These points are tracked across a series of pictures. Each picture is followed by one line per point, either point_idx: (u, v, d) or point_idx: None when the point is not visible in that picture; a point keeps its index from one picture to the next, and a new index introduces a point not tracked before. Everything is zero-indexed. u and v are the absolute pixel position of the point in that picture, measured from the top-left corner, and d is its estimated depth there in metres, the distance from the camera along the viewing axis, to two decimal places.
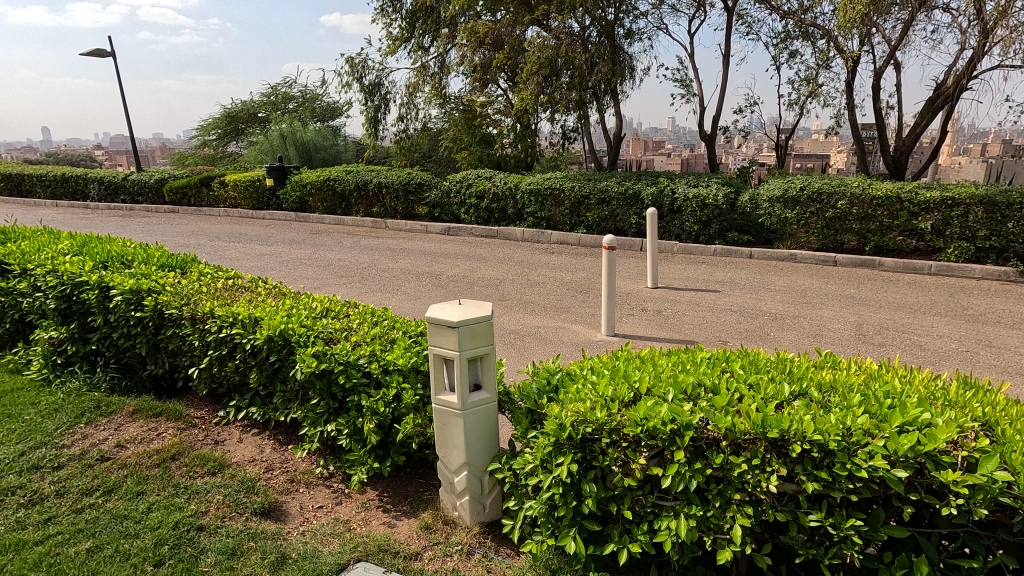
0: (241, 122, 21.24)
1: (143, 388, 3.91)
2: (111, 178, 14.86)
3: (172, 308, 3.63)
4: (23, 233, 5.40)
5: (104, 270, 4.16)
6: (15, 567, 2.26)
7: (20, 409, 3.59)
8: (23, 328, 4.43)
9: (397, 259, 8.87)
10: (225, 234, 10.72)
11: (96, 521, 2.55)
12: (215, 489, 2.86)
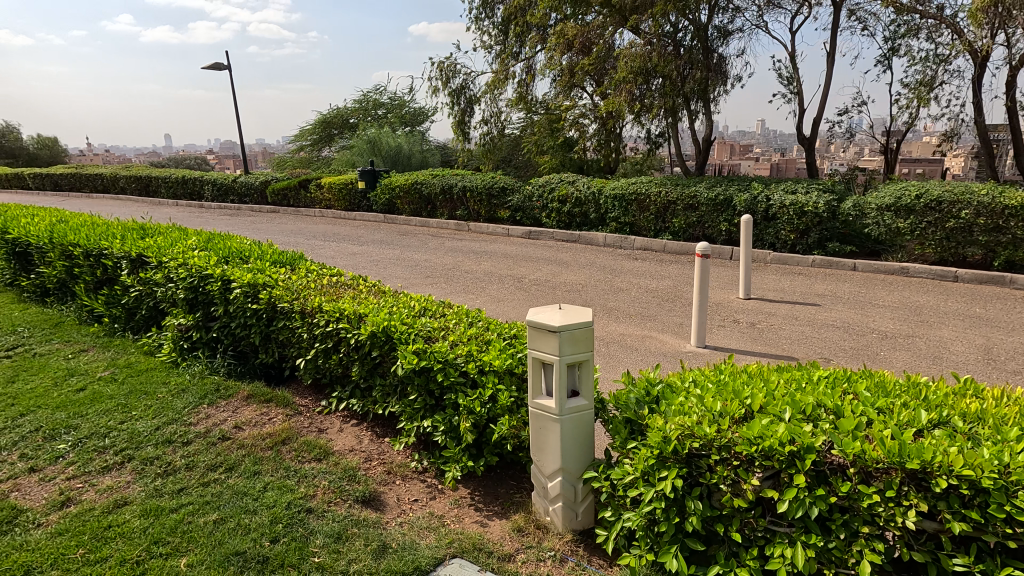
0: (335, 128, 22.53)
1: (255, 374, 4.22)
2: (223, 181, 16.24)
3: (284, 302, 3.89)
4: (157, 229, 6.01)
5: (226, 264, 4.54)
6: (156, 531, 2.51)
7: (154, 388, 3.99)
8: (155, 314, 4.93)
9: (480, 261, 9.04)
10: (320, 233, 11.39)
11: (220, 495, 2.78)
12: (321, 474, 3.03)
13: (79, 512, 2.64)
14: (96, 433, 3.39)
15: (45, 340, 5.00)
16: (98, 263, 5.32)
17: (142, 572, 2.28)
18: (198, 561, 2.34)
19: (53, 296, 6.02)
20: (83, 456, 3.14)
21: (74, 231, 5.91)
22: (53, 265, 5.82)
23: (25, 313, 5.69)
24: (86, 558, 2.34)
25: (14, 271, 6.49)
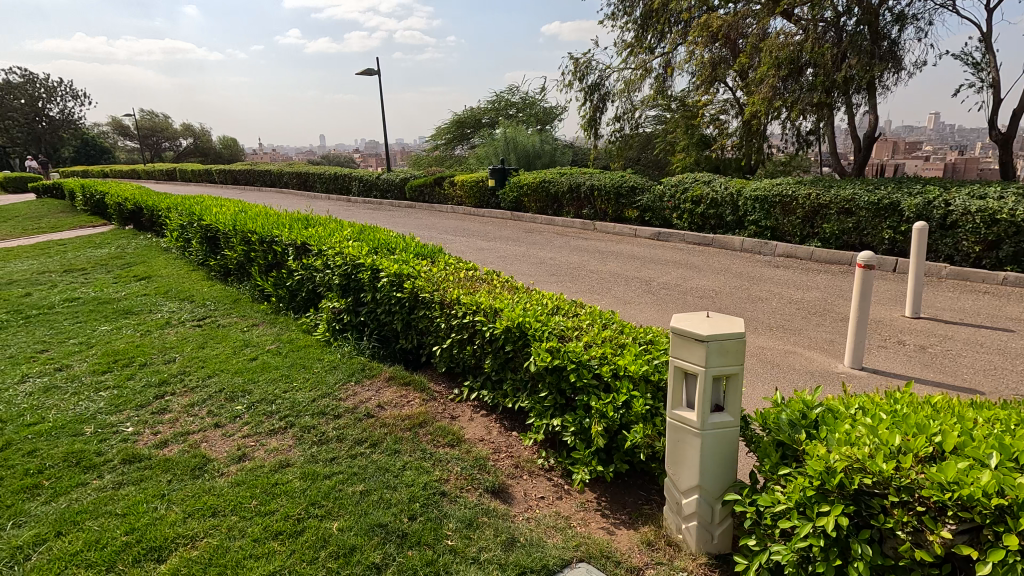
0: (468, 128, 23.49)
1: (395, 357, 4.52)
2: (368, 178, 17.68)
3: (426, 292, 4.11)
4: (318, 219, 6.69)
5: (375, 254, 4.91)
6: (312, 493, 2.78)
7: (311, 363, 4.44)
8: (314, 297, 5.48)
9: (606, 261, 8.88)
10: (452, 229, 11.96)
11: (365, 468, 3.01)
12: (453, 460, 3.16)
13: (252, 467, 3.00)
14: (266, 399, 3.85)
15: (227, 313, 5.79)
16: (270, 249, 6.03)
17: (302, 529, 2.53)
18: (348, 527, 2.55)
19: (234, 276, 6.96)
20: (256, 418, 3.58)
21: (251, 220, 6.77)
22: (234, 249, 6.71)
23: (212, 290, 6.65)
24: (257, 509, 2.65)
25: (205, 253, 7.59)
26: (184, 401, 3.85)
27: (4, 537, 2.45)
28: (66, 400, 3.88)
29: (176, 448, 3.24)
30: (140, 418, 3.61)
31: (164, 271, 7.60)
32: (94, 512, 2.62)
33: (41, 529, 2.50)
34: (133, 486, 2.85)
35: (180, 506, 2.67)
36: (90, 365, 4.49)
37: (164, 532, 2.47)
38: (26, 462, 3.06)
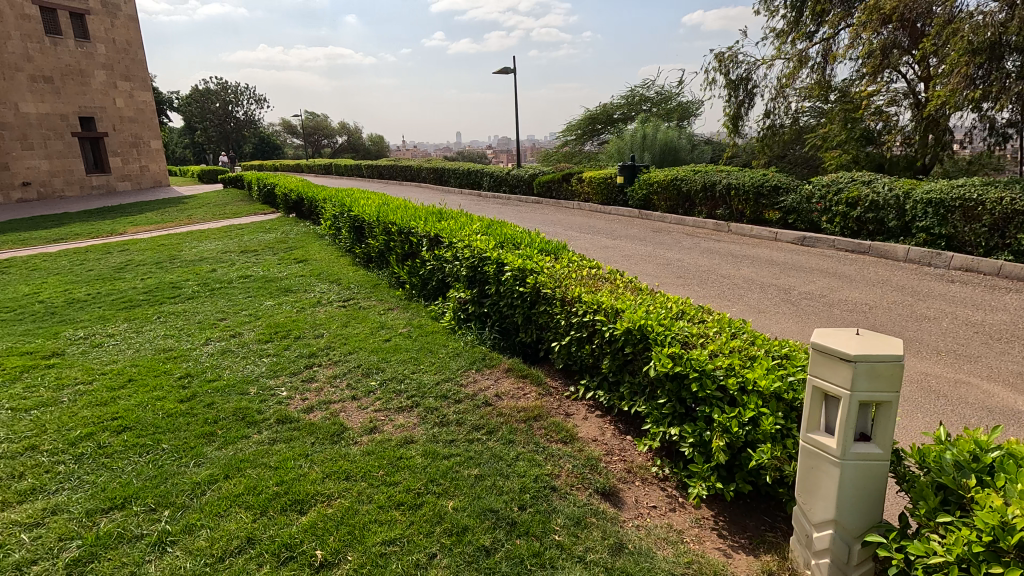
0: (599, 124, 23.20)
1: (515, 350, 4.64)
2: (499, 173, 18.25)
3: (548, 288, 4.15)
4: (451, 213, 7.06)
5: (501, 249, 5.06)
6: (432, 471, 2.96)
7: (438, 348, 4.72)
8: (443, 286, 5.80)
9: (740, 266, 8.31)
10: (577, 225, 11.94)
11: (481, 454, 3.14)
12: (565, 456, 3.18)
13: (381, 440, 3.28)
14: (396, 378, 4.17)
15: (367, 297, 6.35)
16: (407, 240, 6.48)
17: (420, 503, 2.70)
18: (462, 507, 2.68)
19: (374, 263, 7.60)
20: (387, 395, 3.89)
21: (392, 212, 7.33)
22: (376, 238, 7.31)
23: (356, 274, 7.31)
24: (383, 479, 2.89)
25: (351, 241, 8.37)
26: (328, 373, 4.30)
27: (188, 472, 2.93)
28: (236, 363, 4.52)
29: (319, 414, 3.64)
30: (292, 384, 4.09)
31: (318, 256, 8.52)
32: (254, 462, 3.03)
33: (215, 469, 2.95)
34: (284, 443, 3.25)
35: (319, 467, 2.99)
36: (256, 335, 5.18)
37: (307, 487, 2.79)
38: (206, 411, 3.62)
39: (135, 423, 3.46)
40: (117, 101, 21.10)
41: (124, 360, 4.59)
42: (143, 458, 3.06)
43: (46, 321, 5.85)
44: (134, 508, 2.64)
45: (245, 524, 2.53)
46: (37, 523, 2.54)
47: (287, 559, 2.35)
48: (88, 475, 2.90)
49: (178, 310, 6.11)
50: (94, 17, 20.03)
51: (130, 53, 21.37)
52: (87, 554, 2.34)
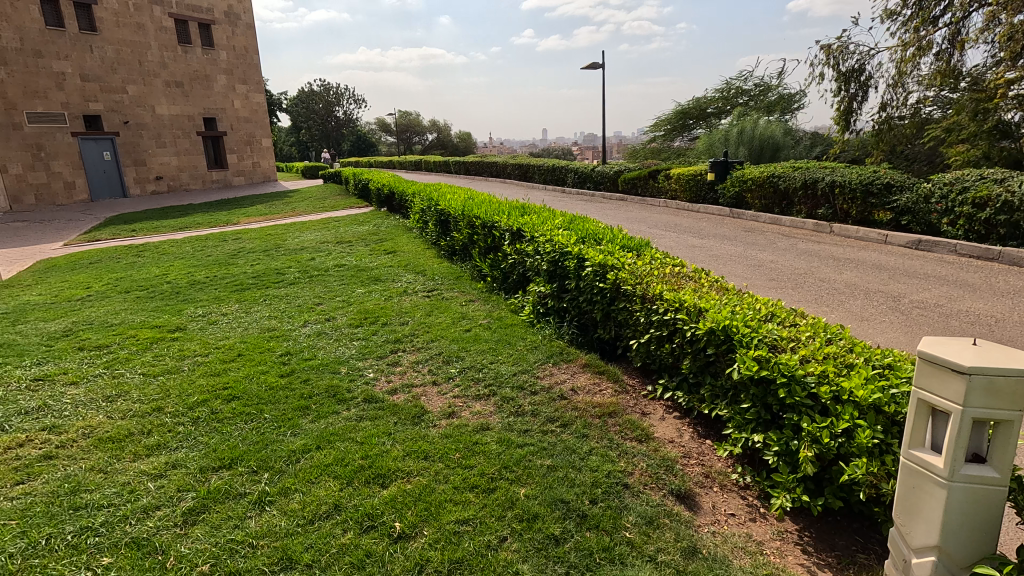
0: (691, 118, 22.37)
1: (592, 346, 4.61)
2: (583, 169, 18.11)
3: (628, 284, 4.08)
4: (534, 208, 7.12)
5: (582, 244, 5.04)
6: (505, 458, 3.03)
7: (516, 340, 4.80)
8: (523, 280, 5.88)
9: (841, 269, 7.71)
10: (662, 223, 11.61)
11: (554, 445, 3.18)
12: (640, 454, 3.13)
13: (458, 425, 3.40)
14: (475, 366, 4.29)
15: (450, 288, 6.57)
16: (489, 233, 6.62)
17: (493, 488, 2.78)
18: (533, 495, 2.73)
19: (458, 256, 7.83)
20: (465, 382, 4.02)
21: (477, 206, 7.51)
22: (461, 231, 7.53)
23: (441, 266, 7.58)
24: (459, 462, 2.99)
25: (437, 234, 8.68)
26: (411, 358, 4.51)
27: (285, 441, 3.19)
28: (329, 344, 4.85)
29: (402, 397, 3.83)
30: (379, 366, 4.33)
31: (406, 248, 8.91)
32: (342, 436, 3.25)
33: (308, 440, 3.19)
34: (369, 421, 3.46)
35: (400, 445, 3.16)
36: (348, 320, 5.53)
37: (388, 463, 2.95)
38: (302, 387, 3.93)
39: (242, 393, 3.81)
40: (235, 103, 23.17)
41: (235, 336, 5.07)
42: (248, 425, 3.38)
43: (172, 299, 6.58)
44: (238, 469, 2.92)
45: (333, 491, 2.72)
46: (161, 474, 2.88)
47: (368, 528, 2.51)
48: (202, 437, 3.24)
49: (280, 294, 6.64)
50: (219, 26, 22.11)
51: (247, 58, 23.37)
52: (200, 505, 2.63)
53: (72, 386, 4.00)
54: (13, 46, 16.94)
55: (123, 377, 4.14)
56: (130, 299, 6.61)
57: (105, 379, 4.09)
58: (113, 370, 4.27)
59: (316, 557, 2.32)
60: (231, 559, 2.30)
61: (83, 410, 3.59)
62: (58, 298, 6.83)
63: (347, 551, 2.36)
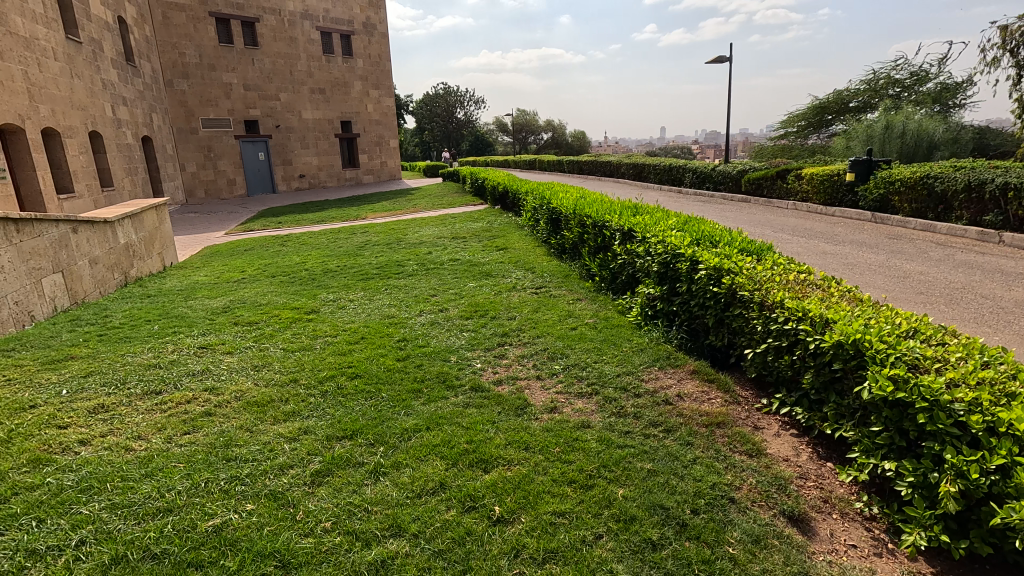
0: (829, 113, 20.49)
1: (702, 353, 4.42)
2: (703, 169, 17.27)
3: (745, 290, 3.86)
4: (648, 208, 6.94)
5: (697, 246, 4.84)
6: (605, 457, 3.03)
7: (621, 341, 4.75)
8: (632, 281, 5.78)
9: (1011, 285, 6.63)
10: (789, 227, 10.76)
11: (656, 450, 3.12)
12: (749, 469, 2.97)
13: (560, 420, 3.45)
14: (579, 364, 4.32)
15: (558, 286, 6.64)
16: (600, 233, 6.57)
17: (591, 485, 2.80)
18: (632, 497, 2.70)
19: (568, 254, 7.87)
20: (568, 379, 4.06)
21: (589, 205, 7.49)
22: (571, 230, 7.56)
23: (550, 264, 7.68)
24: (559, 456, 3.04)
25: (548, 232, 8.78)
26: (517, 352, 4.64)
27: (399, 419, 3.45)
28: (442, 333, 5.13)
29: (507, 388, 3.96)
30: (486, 357, 4.51)
31: (517, 245, 9.13)
32: (449, 420, 3.44)
33: (419, 420, 3.42)
34: (475, 408, 3.62)
35: (503, 434, 3.27)
36: (459, 311, 5.80)
37: (491, 450, 3.08)
38: (416, 371, 4.21)
39: (363, 372, 4.18)
40: (369, 107, 25.09)
41: (360, 321, 5.54)
42: (368, 402, 3.70)
43: (309, 284, 7.33)
44: (358, 440, 3.20)
45: (439, 470, 2.90)
46: (295, 437, 3.25)
47: (470, 508, 2.64)
48: (329, 408, 3.60)
49: (400, 284, 7.13)
50: (358, 36, 24.09)
51: (381, 65, 25.21)
52: (325, 468, 2.93)
53: (228, 354, 4.63)
54: (194, 62, 19.76)
55: (267, 350, 4.72)
56: (276, 282, 7.49)
57: (254, 351, 4.68)
58: (260, 344, 4.88)
59: (421, 528, 2.50)
60: (349, 520, 2.54)
61: (236, 375, 4.14)
62: (220, 279, 7.90)
63: (450, 527, 2.51)
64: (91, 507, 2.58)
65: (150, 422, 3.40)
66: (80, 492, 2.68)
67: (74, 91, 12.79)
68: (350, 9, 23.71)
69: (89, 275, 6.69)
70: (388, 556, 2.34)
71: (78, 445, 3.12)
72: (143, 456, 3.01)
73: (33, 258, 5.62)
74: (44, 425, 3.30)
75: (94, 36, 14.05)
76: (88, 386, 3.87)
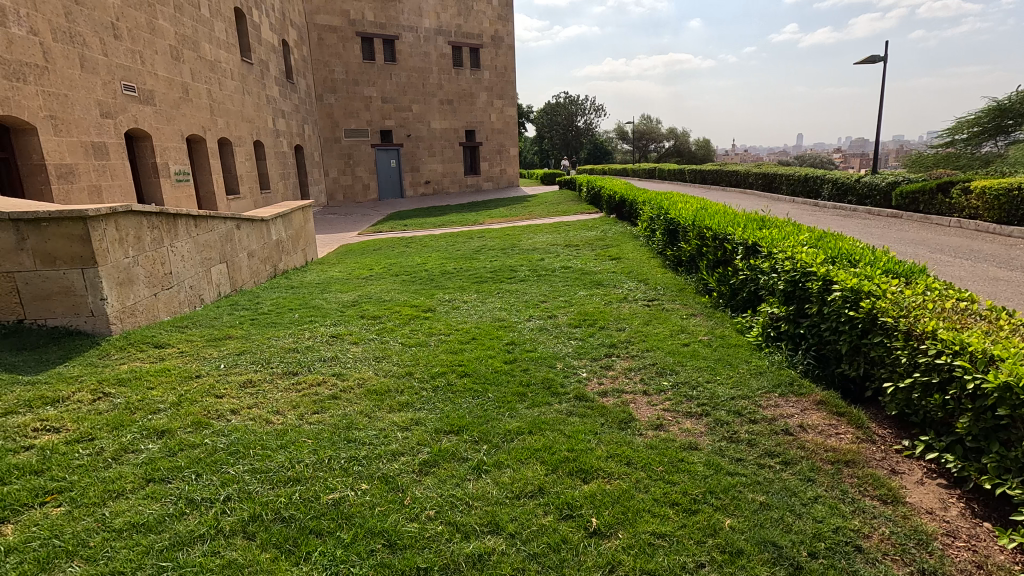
0: (1011, 117, 17.66)
1: (832, 383, 4.02)
2: (845, 180, 15.66)
3: (888, 316, 3.44)
4: (776, 222, 6.47)
5: (832, 265, 4.40)
6: (712, 482, 2.87)
7: (738, 362, 4.48)
8: (754, 299, 5.41)
9: None
10: (950, 247, 9.41)
11: (770, 482, 2.90)
12: (882, 517, 2.65)
13: (665, 438, 3.33)
14: (689, 382, 4.13)
15: (672, 299, 6.41)
16: (721, 246, 6.24)
17: (696, 510, 2.67)
18: (739, 529, 2.54)
19: (684, 267, 7.57)
20: (677, 397, 3.91)
21: (710, 217, 7.15)
22: (689, 242, 7.25)
23: (664, 276, 7.43)
24: (662, 475, 2.94)
25: (664, 243, 8.50)
26: (625, 364, 4.55)
27: (503, 420, 3.54)
28: (550, 340, 5.18)
29: (612, 400, 3.89)
30: (592, 367, 4.48)
31: (630, 255, 8.94)
32: (552, 426, 3.47)
33: (523, 423, 3.49)
34: (579, 417, 3.61)
35: (605, 446, 3.23)
36: (568, 319, 5.82)
37: (592, 461, 3.06)
38: (522, 375, 4.29)
39: (472, 372, 4.35)
40: (492, 116, 26.02)
41: (472, 322, 5.77)
42: (475, 401, 3.84)
43: (427, 284, 7.77)
44: (464, 436, 3.34)
45: (538, 474, 2.93)
46: (407, 427, 3.46)
47: (567, 516, 2.64)
48: (440, 403, 3.80)
49: (512, 289, 7.30)
50: (485, 49, 25.13)
51: (506, 76, 26.07)
52: (432, 460, 3.09)
53: (354, 344, 5.05)
54: (341, 78, 21.84)
55: (388, 343, 5.08)
56: (399, 281, 8.03)
57: (376, 343, 5.06)
58: (382, 337, 5.27)
59: (518, 529, 2.54)
60: (451, 511, 2.66)
61: (360, 364, 4.51)
62: (351, 275, 8.64)
63: (546, 532, 2.53)
64: (236, 468, 2.95)
65: (287, 399, 3.83)
66: (228, 454, 3.08)
67: (244, 106, 14.72)
68: (480, 24, 24.83)
69: (246, 266, 7.65)
70: (485, 552, 2.42)
71: (230, 413, 3.59)
72: (280, 429, 3.39)
73: (205, 250, 6.55)
74: (205, 393, 3.84)
75: (263, 57, 16.07)
76: (240, 363, 4.44)
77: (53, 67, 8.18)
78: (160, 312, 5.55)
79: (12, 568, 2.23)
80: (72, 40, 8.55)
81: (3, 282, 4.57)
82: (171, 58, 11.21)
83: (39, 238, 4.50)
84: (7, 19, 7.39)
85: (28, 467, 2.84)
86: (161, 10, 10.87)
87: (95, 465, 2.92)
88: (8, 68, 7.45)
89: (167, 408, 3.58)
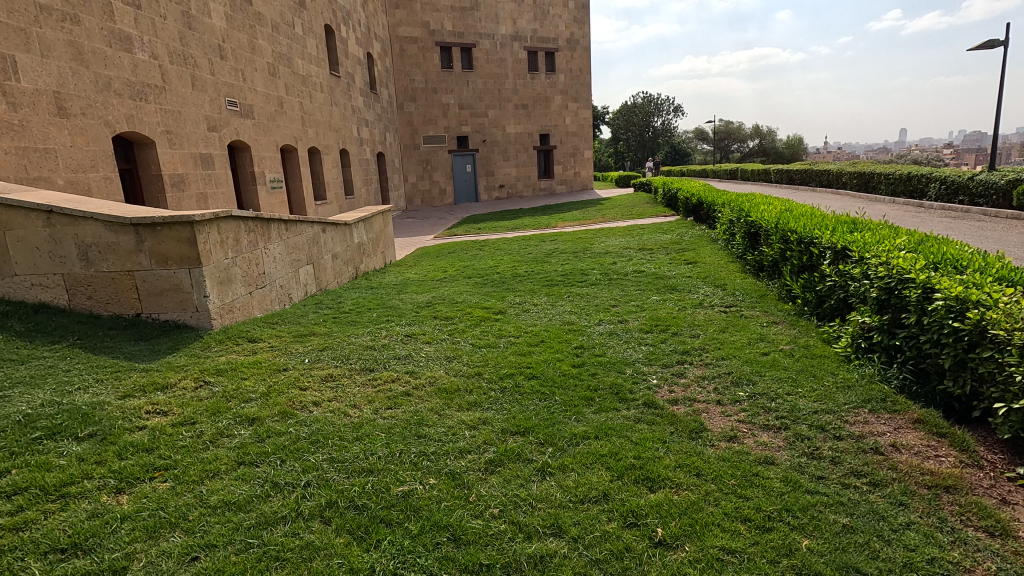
0: None
1: (933, 401, 3.67)
2: (955, 178, 14.18)
3: (1000, 330, 3.09)
4: (869, 224, 6.00)
5: (933, 270, 4.02)
6: (790, 500, 2.72)
7: (823, 374, 4.21)
8: (842, 307, 5.05)
9: None
10: None
11: (856, 504, 2.70)
12: (987, 551, 2.39)
13: (739, 451, 3.18)
14: (768, 394, 3.92)
15: (751, 306, 6.11)
16: (806, 250, 5.89)
17: (770, 528, 2.54)
18: (818, 551, 2.40)
19: (766, 272, 7.21)
20: (753, 408, 3.72)
21: (794, 219, 6.74)
22: (772, 246, 6.86)
23: (744, 282, 7.11)
24: (734, 489, 2.82)
25: (745, 247, 8.12)
26: (697, 372, 4.40)
27: (569, 424, 3.53)
28: (619, 345, 5.09)
29: (683, 409, 3.77)
30: (663, 374, 4.37)
31: (708, 259, 8.61)
32: (619, 432, 3.41)
33: (589, 428, 3.46)
34: (647, 424, 3.53)
35: (674, 455, 3.14)
36: (640, 325, 5.69)
37: (659, 470, 2.98)
38: (590, 379, 4.26)
39: (540, 374, 4.36)
40: (567, 119, 25.96)
41: (541, 325, 5.80)
42: (542, 403, 3.86)
43: (499, 287, 7.86)
44: (530, 438, 3.36)
45: (604, 480, 2.90)
46: (475, 426, 3.53)
47: (631, 524, 2.60)
48: (507, 404, 3.84)
49: (582, 293, 7.24)
50: (561, 53, 25.17)
51: (581, 78, 25.94)
52: (498, 459, 3.14)
53: (427, 344, 5.22)
54: (421, 87, 22.64)
55: (459, 344, 5.21)
56: (471, 284, 8.18)
57: (447, 344, 5.20)
58: (454, 338, 5.41)
59: (581, 534, 2.53)
60: (514, 511, 2.69)
61: (432, 364, 4.66)
62: (427, 277, 8.93)
63: (609, 539, 2.50)
64: (316, 457, 3.14)
65: (363, 394, 4.03)
66: (310, 443, 3.29)
67: (332, 116, 15.65)
68: (556, 27, 24.90)
69: (330, 267, 8.13)
70: (547, 553, 2.42)
71: (312, 405, 3.83)
72: (356, 423, 3.57)
73: (295, 252, 7.03)
74: (291, 385, 4.13)
75: (350, 70, 17.01)
76: (323, 358, 4.72)
77: (169, 87, 9.09)
78: (253, 308, 6.01)
79: (126, 533, 2.50)
80: (185, 62, 9.46)
81: (124, 280, 5.13)
82: (268, 74, 12.11)
83: (154, 241, 5.01)
84: (133, 46, 8.30)
85: (142, 445, 3.18)
86: (261, 31, 11.78)
87: (196, 446, 3.22)
88: (133, 88, 8.36)
89: (257, 398, 3.87)
